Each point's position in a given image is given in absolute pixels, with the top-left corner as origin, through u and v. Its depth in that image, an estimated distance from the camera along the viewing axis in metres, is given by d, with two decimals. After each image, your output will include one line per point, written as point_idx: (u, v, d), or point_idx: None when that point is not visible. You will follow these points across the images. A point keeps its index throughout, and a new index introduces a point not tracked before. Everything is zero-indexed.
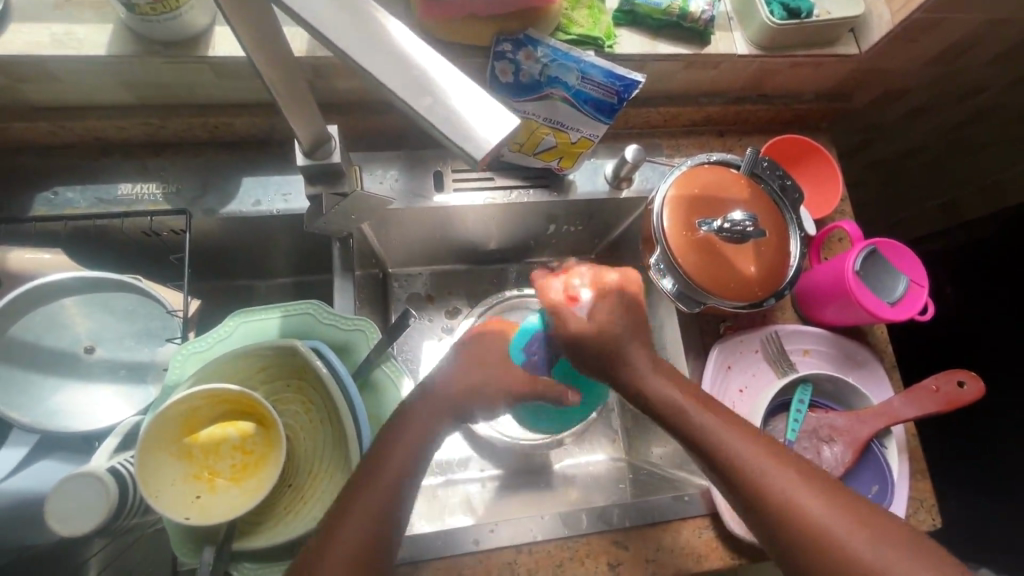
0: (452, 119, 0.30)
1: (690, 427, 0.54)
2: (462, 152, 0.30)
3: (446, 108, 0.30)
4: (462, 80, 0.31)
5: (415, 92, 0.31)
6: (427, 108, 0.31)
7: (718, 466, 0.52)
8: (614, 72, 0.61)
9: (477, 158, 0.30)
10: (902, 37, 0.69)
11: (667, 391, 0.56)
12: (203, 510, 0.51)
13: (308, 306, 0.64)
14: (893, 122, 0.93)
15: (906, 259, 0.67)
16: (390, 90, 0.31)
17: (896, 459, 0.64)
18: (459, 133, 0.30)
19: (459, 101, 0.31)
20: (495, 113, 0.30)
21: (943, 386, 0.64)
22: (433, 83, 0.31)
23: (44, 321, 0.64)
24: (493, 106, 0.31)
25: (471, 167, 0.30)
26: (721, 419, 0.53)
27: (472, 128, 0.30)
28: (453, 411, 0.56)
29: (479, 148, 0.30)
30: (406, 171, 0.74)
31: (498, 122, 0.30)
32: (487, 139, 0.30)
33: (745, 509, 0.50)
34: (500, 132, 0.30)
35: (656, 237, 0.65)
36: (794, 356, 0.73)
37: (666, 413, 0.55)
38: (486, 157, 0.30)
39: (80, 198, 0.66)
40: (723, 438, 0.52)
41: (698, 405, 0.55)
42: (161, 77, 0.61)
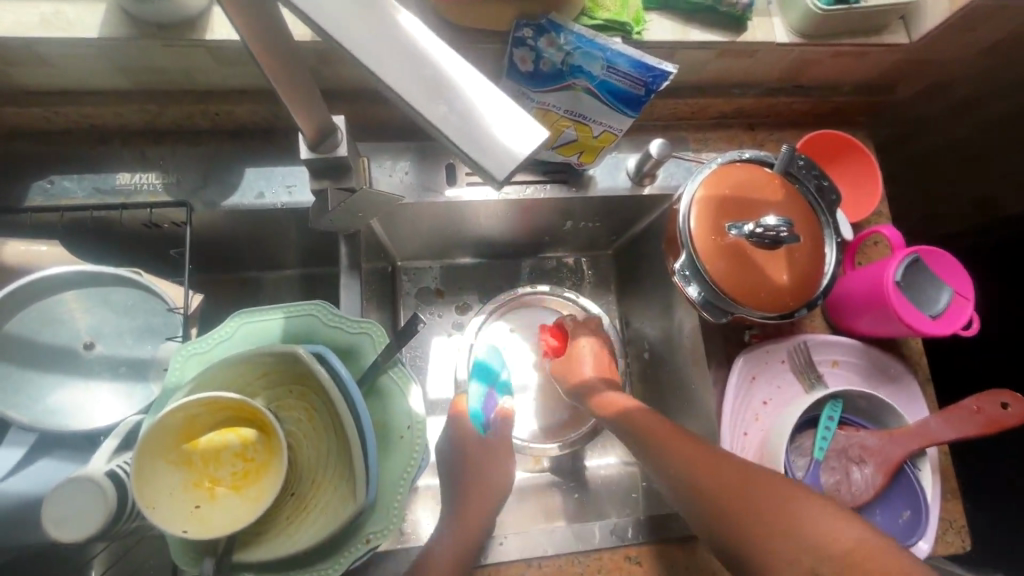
0: (470, 131, 0.27)
1: (666, 455, 0.58)
2: (483, 167, 0.27)
3: (465, 116, 0.27)
4: (483, 84, 0.28)
5: (430, 96, 0.27)
6: (443, 117, 0.27)
7: (681, 485, 0.55)
8: (643, 61, 0.56)
9: (501, 176, 0.26)
10: (958, 25, 0.63)
11: (649, 426, 0.61)
12: (201, 522, 0.49)
13: (313, 306, 0.61)
14: (937, 116, 0.87)
15: (952, 269, 0.62)
16: (400, 96, 0.27)
17: (930, 483, 0.60)
18: (480, 145, 0.27)
19: (479, 110, 0.27)
20: (521, 123, 0.27)
21: (985, 407, 0.60)
22: (450, 86, 0.27)
23: (42, 316, 0.62)
24: (516, 113, 0.27)
25: (492, 186, 0.27)
26: (694, 446, 0.57)
27: (494, 140, 0.27)
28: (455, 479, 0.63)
29: (502, 163, 0.27)
30: (417, 163, 0.70)
31: (524, 134, 0.27)
32: (511, 156, 0.27)
33: (715, 523, 0.51)
34: (527, 145, 0.27)
35: (682, 240, 0.61)
36: (822, 367, 0.69)
37: (649, 448, 0.60)
38: (510, 173, 0.27)
39: (77, 188, 0.63)
40: (694, 460, 0.55)
41: (673, 436, 0.59)
42: (158, 61, 0.57)
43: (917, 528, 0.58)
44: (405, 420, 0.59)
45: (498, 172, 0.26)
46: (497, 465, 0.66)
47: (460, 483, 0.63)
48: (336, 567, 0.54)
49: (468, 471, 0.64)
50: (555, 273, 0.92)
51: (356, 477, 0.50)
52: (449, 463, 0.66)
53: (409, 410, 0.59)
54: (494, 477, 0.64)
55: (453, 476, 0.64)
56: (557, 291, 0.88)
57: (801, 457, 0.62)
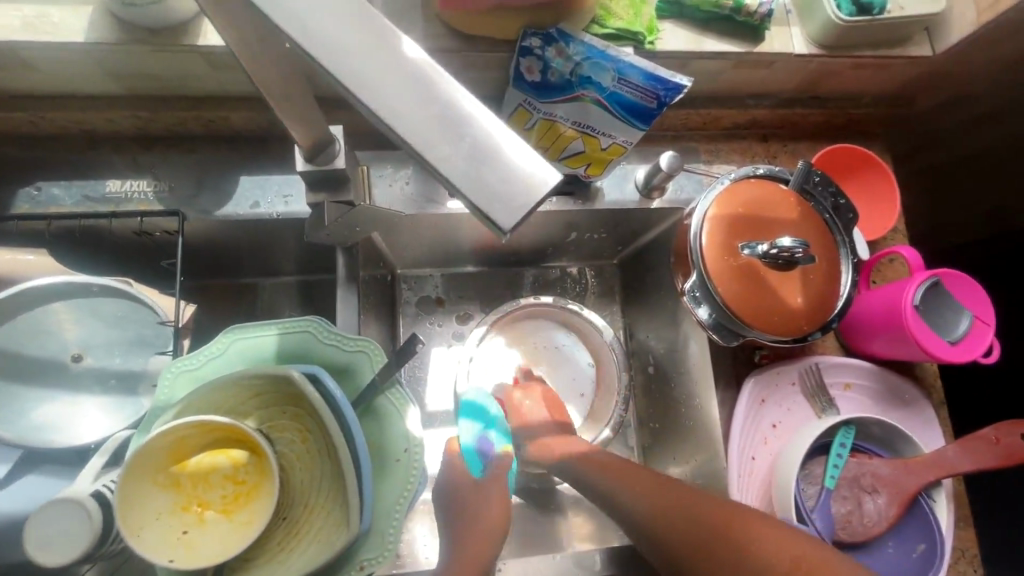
0: (479, 172, 0.25)
1: (614, 488, 0.55)
2: (491, 214, 0.25)
3: (473, 156, 0.25)
4: (488, 119, 0.26)
5: (436, 135, 0.26)
6: (449, 157, 0.25)
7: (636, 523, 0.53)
8: (656, 74, 0.53)
9: (510, 225, 0.25)
10: (985, 39, 0.60)
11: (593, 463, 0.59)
12: (189, 548, 0.48)
13: (309, 322, 0.58)
14: (955, 129, 0.85)
15: (973, 293, 0.60)
16: (401, 133, 0.26)
17: (945, 514, 0.58)
18: (490, 189, 0.25)
19: (485, 150, 0.25)
20: (534, 164, 0.25)
21: (1004, 438, 0.57)
22: (457, 125, 0.26)
23: (29, 328, 0.60)
24: (529, 152, 0.25)
25: (498, 233, 0.25)
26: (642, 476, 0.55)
27: (504, 184, 0.25)
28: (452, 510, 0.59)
29: (513, 209, 0.25)
30: (419, 171, 0.68)
31: (534, 179, 0.25)
32: (520, 202, 0.25)
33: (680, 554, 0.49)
34: (540, 189, 0.25)
35: (693, 259, 0.58)
36: (834, 390, 0.67)
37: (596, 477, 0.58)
38: (519, 221, 0.25)
39: (66, 195, 0.61)
40: (645, 491, 0.53)
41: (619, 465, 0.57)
42: (149, 66, 0.55)
43: (930, 562, 0.56)
44: (402, 442, 0.56)
45: (505, 220, 0.25)
46: (493, 504, 0.58)
47: (458, 525, 0.57)
48: None
49: (466, 514, 0.58)
50: (558, 282, 0.90)
51: (350, 508, 0.48)
52: (446, 504, 0.60)
53: (406, 432, 0.57)
54: (492, 520, 0.57)
55: (451, 519, 0.58)
56: (560, 302, 0.84)
57: (811, 485, 0.59)
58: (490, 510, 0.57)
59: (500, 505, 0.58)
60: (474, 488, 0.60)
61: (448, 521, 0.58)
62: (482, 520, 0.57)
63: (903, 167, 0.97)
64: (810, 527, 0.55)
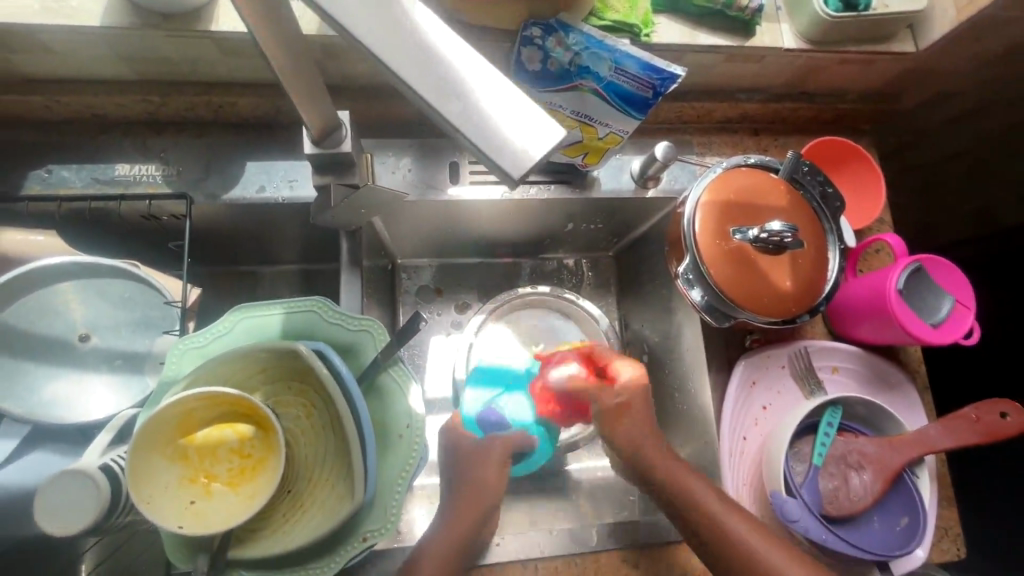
0: (485, 131, 0.27)
1: (689, 505, 0.55)
2: (498, 167, 0.27)
3: (481, 117, 0.27)
4: (497, 80, 0.28)
5: (449, 95, 0.28)
6: (458, 117, 0.27)
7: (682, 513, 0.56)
8: (651, 64, 0.55)
9: (518, 175, 0.26)
10: (964, 36, 0.63)
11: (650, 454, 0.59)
12: (197, 518, 0.49)
13: (313, 302, 0.60)
14: (940, 126, 0.88)
15: (954, 278, 0.62)
16: (417, 94, 0.28)
17: (928, 490, 0.60)
18: (497, 147, 0.27)
19: (495, 109, 0.27)
20: (538, 122, 0.27)
21: (984, 416, 0.59)
22: (464, 89, 0.28)
23: (38, 308, 0.61)
24: (534, 113, 0.27)
25: (507, 185, 0.27)
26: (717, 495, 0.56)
27: (513, 137, 0.27)
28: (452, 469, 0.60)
29: (519, 164, 0.26)
30: (420, 159, 0.70)
31: (540, 135, 0.27)
32: (527, 154, 0.27)
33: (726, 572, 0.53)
34: (543, 145, 0.27)
35: (686, 244, 0.60)
36: (822, 373, 0.69)
37: (664, 490, 0.57)
38: (527, 172, 0.27)
39: (76, 177, 0.62)
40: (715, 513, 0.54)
41: (698, 482, 0.56)
42: (160, 51, 0.56)
43: (912, 536, 0.58)
44: (404, 419, 0.58)
45: (513, 170, 0.26)
46: (489, 469, 0.59)
47: (454, 485, 0.58)
48: (330, 567, 0.54)
49: (463, 474, 0.59)
50: (555, 274, 0.92)
51: (356, 478, 0.50)
52: (447, 463, 0.61)
53: (408, 408, 0.58)
54: (486, 483, 0.58)
55: (449, 477, 0.60)
56: (556, 293, 0.87)
57: (799, 463, 0.62)
58: (485, 475, 0.58)
59: (497, 470, 0.59)
60: (476, 450, 0.60)
61: (447, 479, 0.60)
62: (479, 483, 0.58)
63: (891, 165, 1.00)
64: (799, 500, 0.57)
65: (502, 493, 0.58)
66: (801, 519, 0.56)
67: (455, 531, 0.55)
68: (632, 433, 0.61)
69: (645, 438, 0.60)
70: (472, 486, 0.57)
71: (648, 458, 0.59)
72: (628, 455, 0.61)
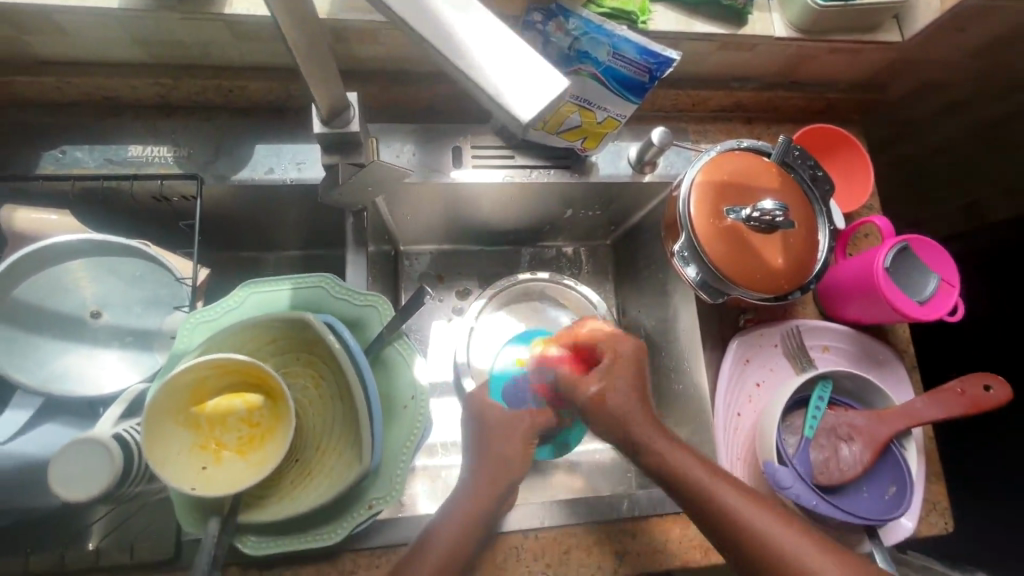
0: (493, 79, 0.29)
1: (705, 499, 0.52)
2: (507, 111, 0.29)
3: (491, 65, 0.30)
4: (506, 33, 0.30)
5: (463, 46, 0.30)
6: (471, 68, 0.30)
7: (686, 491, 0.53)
8: (648, 48, 0.57)
9: (527, 116, 0.28)
10: (947, 26, 0.66)
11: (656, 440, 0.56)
12: (208, 482, 0.50)
13: (320, 278, 0.62)
14: (927, 118, 0.90)
15: (939, 258, 0.64)
16: (434, 46, 0.30)
17: (915, 462, 0.62)
18: (506, 93, 0.29)
19: (504, 60, 0.30)
20: (545, 72, 0.29)
21: (969, 389, 0.62)
22: (474, 42, 0.30)
23: (50, 285, 0.63)
24: (538, 63, 0.29)
25: (516, 128, 0.29)
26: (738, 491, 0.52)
27: (523, 82, 0.29)
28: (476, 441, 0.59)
29: (527, 106, 0.29)
30: (423, 145, 0.72)
31: (547, 82, 0.29)
32: (535, 99, 0.29)
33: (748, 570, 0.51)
34: (551, 90, 0.29)
35: (682, 224, 0.62)
36: (813, 352, 0.71)
37: (680, 485, 0.54)
38: (536, 114, 0.29)
39: (89, 158, 0.64)
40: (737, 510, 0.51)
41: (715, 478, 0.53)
42: (175, 34, 0.59)
43: (899, 503, 0.60)
44: (409, 391, 0.60)
45: (523, 111, 0.29)
46: (513, 444, 0.59)
47: (476, 457, 0.58)
48: (337, 531, 0.56)
49: (487, 447, 0.59)
50: (554, 261, 0.94)
51: (363, 443, 0.51)
52: (470, 435, 0.61)
53: (412, 380, 0.60)
54: (510, 459, 0.58)
55: (471, 448, 0.60)
56: (555, 278, 0.89)
57: (791, 435, 0.64)
58: (509, 451, 0.58)
59: (522, 447, 0.59)
60: (503, 424, 0.60)
61: (469, 450, 0.60)
62: (503, 458, 0.58)
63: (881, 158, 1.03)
64: (790, 469, 0.59)
65: (523, 469, 0.58)
66: (792, 486, 0.58)
67: (475, 501, 0.55)
68: (619, 415, 0.58)
69: (635, 420, 0.57)
70: (495, 459, 0.57)
71: (658, 448, 0.56)
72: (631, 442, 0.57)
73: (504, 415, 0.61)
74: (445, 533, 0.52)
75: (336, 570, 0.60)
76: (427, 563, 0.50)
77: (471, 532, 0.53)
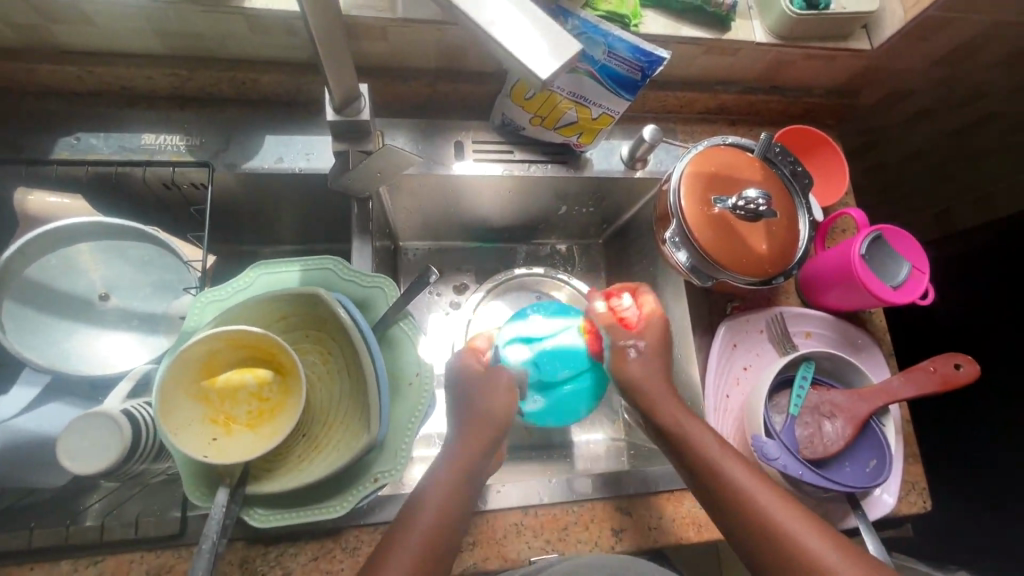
0: (512, 41, 0.33)
1: (720, 480, 0.55)
2: (529, 71, 0.33)
3: (513, 29, 0.34)
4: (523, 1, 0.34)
5: (486, 9, 0.34)
6: (492, 29, 0.34)
7: (690, 459, 0.57)
8: (640, 47, 0.61)
9: (546, 75, 0.32)
10: (912, 35, 0.72)
11: (674, 410, 0.60)
12: (219, 451, 0.52)
13: (329, 261, 0.64)
14: (899, 125, 0.96)
15: (910, 245, 0.69)
16: (460, 10, 0.34)
17: (894, 437, 0.66)
18: (528, 56, 0.33)
19: (523, 26, 0.34)
20: (561, 40, 0.33)
21: (941, 367, 0.66)
22: (495, 8, 0.34)
23: (59, 265, 0.64)
24: (556, 32, 0.34)
25: (537, 86, 0.33)
26: (750, 471, 0.55)
27: (544, 46, 0.33)
28: (463, 396, 0.62)
29: (547, 67, 0.32)
30: (427, 140, 0.75)
31: (564, 47, 0.33)
32: (554, 59, 0.33)
33: (749, 550, 0.53)
34: (568, 53, 0.33)
35: (673, 213, 0.66)
36: (797, 338, 0.75)
37: (691, 458, 0.57)
38: (557, 74, 0.33)
39: (103, 144, 0.66)
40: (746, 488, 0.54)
41: (730, 456, 0.56)
42: (194, 26, 0.62)
43: (880, 475, 0.63)
44: (413, 367, 0.62)
45: (544, 71, 0.32)
46: (500, 398, 0.61)
47: (464, 414, 0.61)
48: (342, 505, 0.57)
49: (472, 405, 0.61)
50: (548, 258, 0.98)
51: (372, 414, 0.53)
52: (456, 395, 0.63)
53: (417, 358, 0.62)
54: (495, 412, 0.60)
55: (458, 407, 0.62)
56: (551, 274, 0.92)
57: (778, 414, 0.67)
58: (501, 408, 0.61)
59: (504, 399, 0.62)
60: (488, 378, 0.63)
61: (456, 412, 0.62)
62: (488, 411, 0.60)
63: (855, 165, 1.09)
64: (777, 441, 0.62)
65: (507, 420, 0.61)
66: (779, 458, 0.61)
67: (466, 460, 0.57)
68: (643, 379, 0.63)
69: (653, 383, 0.62)
70: (484, 414, 0.60)
71: (682, 427, 0.59)
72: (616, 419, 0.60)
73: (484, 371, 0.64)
74: (431, 506, 0.54)
75: (340, 546, 0.61)
76: (415, 533, 0.52)
77: (456, 501, 0.55)
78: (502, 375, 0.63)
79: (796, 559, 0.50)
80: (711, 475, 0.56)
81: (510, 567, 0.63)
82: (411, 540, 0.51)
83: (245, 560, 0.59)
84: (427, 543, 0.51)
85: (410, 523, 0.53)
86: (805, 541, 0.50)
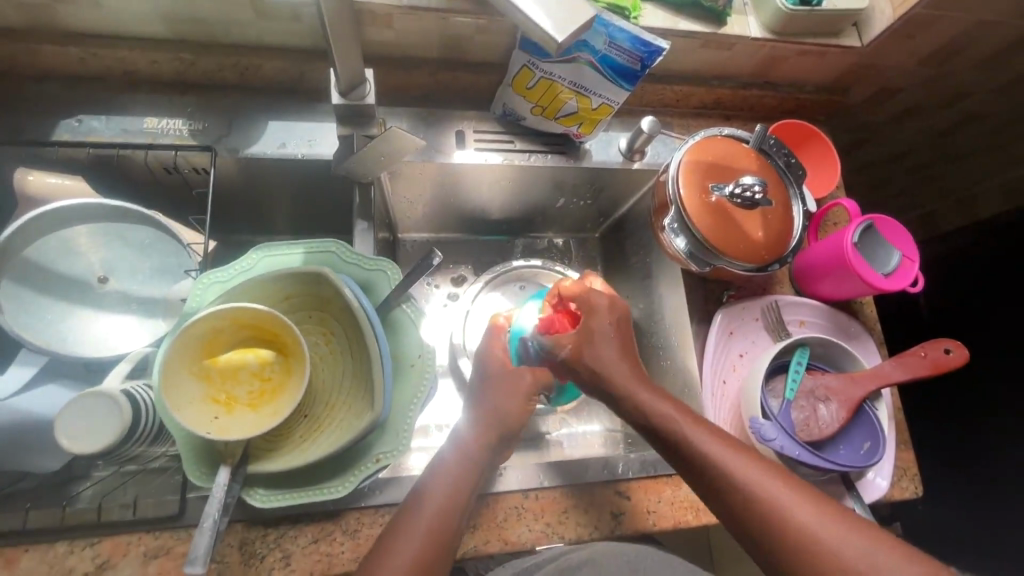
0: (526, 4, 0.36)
1: (721, 468, 0.53)
2: (544, 34, 0.36)
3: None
4: None
5: None
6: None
7: (668, 441, 0.57)
8: (640, 38, 0.62)
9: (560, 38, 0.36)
10: (899, 33, 0.74)
11: (661, 407, 0.58)
12: (222, 428, 0.51)
13: (332, 244, 0.65)
14: (886, 124, 0.99)
15: (899, 234, 0.71)
16: None
17: (886, 420, 0.68)
18: (544, 19, 0.37)
19: None
20: (576, 8, 0.37)
21: (930, 352, 0.68)
22: None
23: (57, 246, 0.63)
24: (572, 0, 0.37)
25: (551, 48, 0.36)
26: (728, 448, 0.54)
27: (559, 11, 0.36)
28: (480, 392, 0.63)
29: (560, 29, 0.36)
30: (429, 129, 0.76)
31: (578, 14, 0.36)
32: (570, 22, 0.36)
33: (746, 531, 0.52)
34: (581, 20, 0.37)
35: (672, 201, 0.68)
36: (792, 326, 0.77)
37: (670, 440, 0.57)
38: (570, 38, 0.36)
39: (104, 127, 0.66)
40: (763, 486, 0.51)
41: (702, 433, 0.55)
42: (200, 11, 0.62)
43: (874, 456, 0.65)
44: (416, 350, 0.62)
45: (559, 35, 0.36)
46: (516, 400, 0.61)
47: (479, 410, 0.61)
48: (343, 486, 0.57)
49: (487, 401, 0.61)
50: (545, 252, 0.98)
51: (375, 394, 0.53)
52: (475, 392, 0.63)
53: (419, 340, 0.62)
54: (510, 412, 0.60)
55: (475, 402, 0.62)
56: (548, 265, 0.94)
57: (774, 398, 0.69)
58: (513, 409, 0.61)
59: (521, 401, 0.62)
60: (504, 377, 0.62)
61: (470, 407, 0.62)
62: (503, 411, 0.60)
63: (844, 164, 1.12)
64: (774, 423, 0.64)
65: (524, 421, 0.62)
66: (776, 439, 0.63)
67: (471, 453, 0.57)
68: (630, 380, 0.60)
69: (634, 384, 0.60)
70: (498, 413, 0.60)
71: (653, 412, 0.58)
72: (624, 413, 0.60)
73: (502, 366, 0.64)
74: (430, 504, 0.53)
75: (341, 527, 0.61)
76: (414, 534, 0.51)
77: (459, 490, 0.55)
78: (520, 378, 0.62)
79: (782, 530, 0.49)
80: (691, 455, 0.55)
81: (510, 551, 0.63)
82: (407, 544, 0.50)
83: (244, 542, 0.59)
84: (424, 543, 0.51)
85: (406, 524, 0.52)
86: (785, 503, 0.50)
